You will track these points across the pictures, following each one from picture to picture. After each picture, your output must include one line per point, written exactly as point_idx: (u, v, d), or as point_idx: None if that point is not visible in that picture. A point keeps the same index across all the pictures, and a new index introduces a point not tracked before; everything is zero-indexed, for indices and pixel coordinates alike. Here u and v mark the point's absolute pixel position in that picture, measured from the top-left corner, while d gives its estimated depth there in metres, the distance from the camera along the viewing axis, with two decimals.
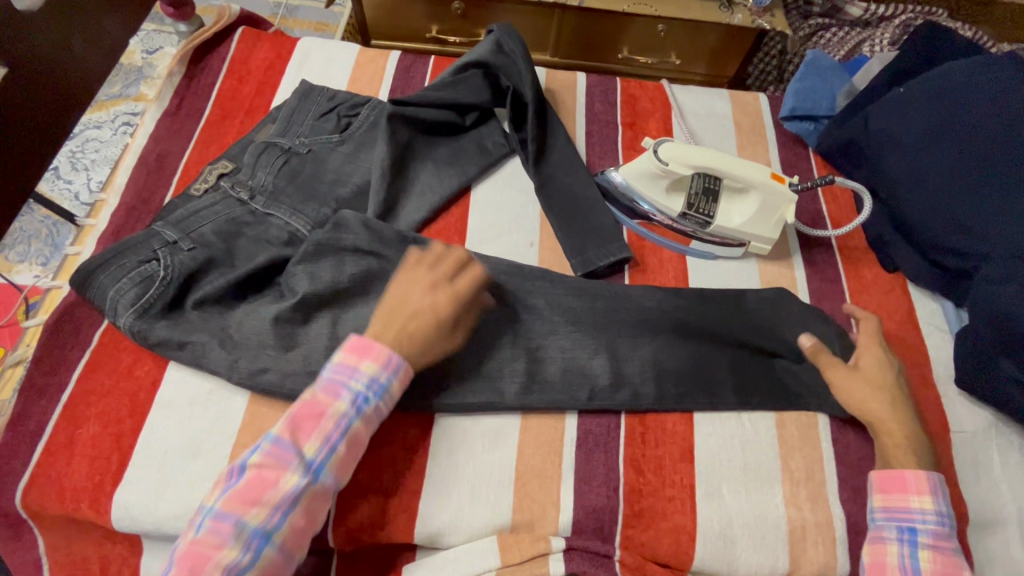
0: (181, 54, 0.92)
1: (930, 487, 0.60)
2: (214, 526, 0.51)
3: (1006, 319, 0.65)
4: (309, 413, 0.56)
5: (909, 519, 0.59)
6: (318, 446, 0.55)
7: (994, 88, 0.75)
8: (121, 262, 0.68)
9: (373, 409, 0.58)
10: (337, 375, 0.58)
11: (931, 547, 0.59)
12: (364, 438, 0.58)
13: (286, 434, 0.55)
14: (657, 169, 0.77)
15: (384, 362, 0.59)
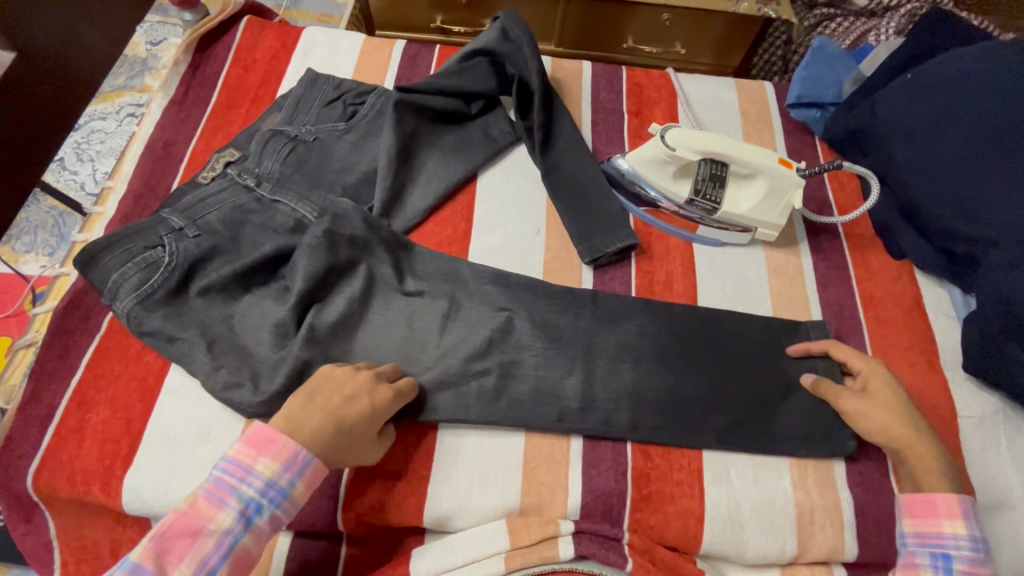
0: (187, 42, 0.92)
1: (962, 512, 0.58)
2: None
3: (1014, 303, 0.65)
4: (185, 529, 0.51)
5: (942, 544, 0.58)
6: (190, 570, 0.50)
7: (1004, 72, 0.75)
8: (127, 247, 0.68)
9: (265, 521, 0.53)
10: (226, 479, 0.53)
11: (965, 574, 0.57)
12: (253, 554, 0.53)
13: (154, 557, 0.49)
14: (664, 155, 0.77)
15: (284, 463, 0.54)
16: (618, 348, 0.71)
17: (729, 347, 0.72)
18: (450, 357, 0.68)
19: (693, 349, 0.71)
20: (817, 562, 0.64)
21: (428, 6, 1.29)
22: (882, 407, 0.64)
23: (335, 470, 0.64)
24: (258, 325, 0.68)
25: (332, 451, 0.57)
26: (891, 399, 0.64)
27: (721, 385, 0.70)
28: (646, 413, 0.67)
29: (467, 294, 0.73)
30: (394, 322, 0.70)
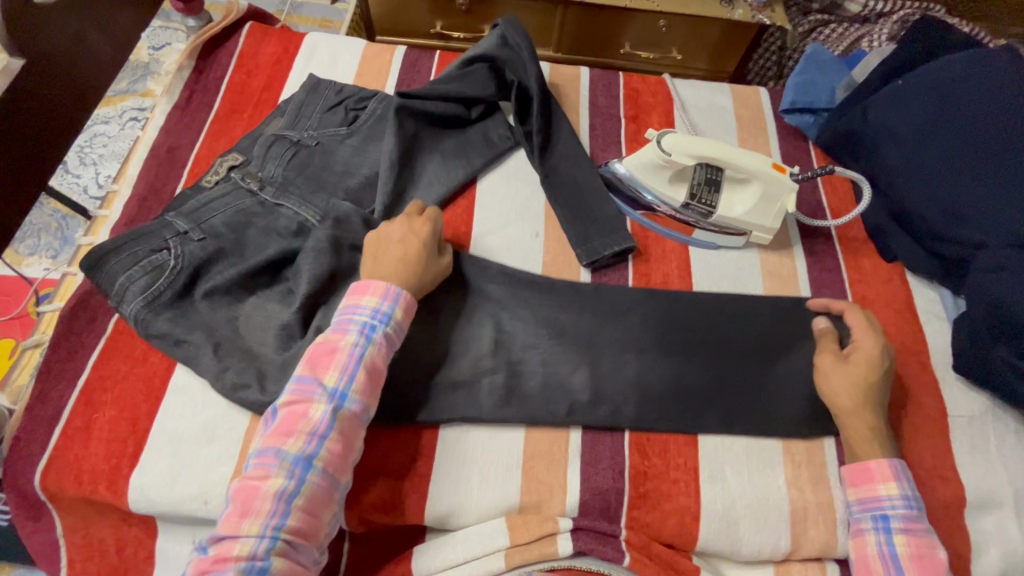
0: (190, 48, 0.93)
1: (893, 472, 0.62)
2: (259, 461, 0.56)
3: (1003, 305, 0.67)
4: (323, 351, 0.61)
5: (878, 506, 0.61)
6: (337, 375, 0.59)
7: (991, 79, 0.76)
8: (133, 250, 0.69)
9: (382, 336, 0.62)
10: (343, 314, 0.63)
11: (904, 531, 0.60)
12: (380, 366, 0.62)
13: (306, 372, 0.60)
14: (660, 160, 0.78)
15: (383, 293, 0.64)
16: (616, 348, 0.73)
17: (724, 348, 0.73)
18: (451, 357, 0.70)
19: (689, 350, 0.73)
20: (811, 558, 0.65)
21: (428, 12, 1.31)
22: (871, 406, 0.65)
23: None
24: (264, 326, 0.70)
25: (414, 276, 0.67)
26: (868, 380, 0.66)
27: (717, 385, 0.71)
28: (644, 412, 0.69)
29: (467, 295, 0.74)
30: None
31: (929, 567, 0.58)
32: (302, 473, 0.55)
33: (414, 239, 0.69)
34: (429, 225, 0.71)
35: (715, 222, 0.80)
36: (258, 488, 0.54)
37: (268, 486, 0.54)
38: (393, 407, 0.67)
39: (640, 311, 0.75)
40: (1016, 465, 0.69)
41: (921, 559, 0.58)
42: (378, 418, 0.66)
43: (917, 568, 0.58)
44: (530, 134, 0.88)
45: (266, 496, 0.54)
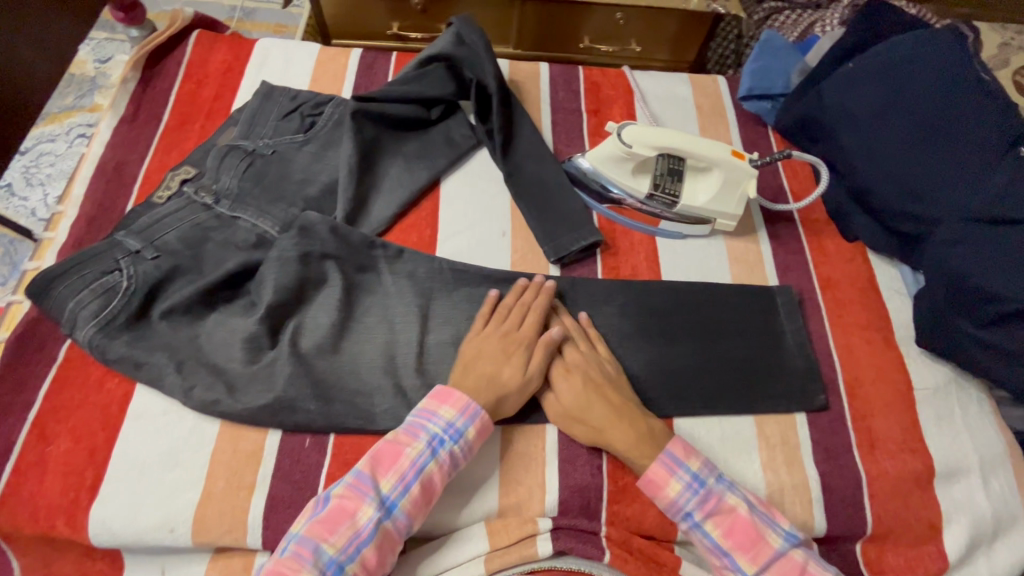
0: (135, 59, 0.90)
1: (667, 471, 0.62)
2: (295, 551, 0.54)
3: (961, 279, 0.69)
4: (390, 451, 0.59)
5: (679, 508, 0.61)
6: (394, 483, 0.58)
7: (935, 60, 0.78)
8: (83, 274, 0.66)
9: (449, 454, 0.60)
10: (418, 417, 0.61)
11: (710, 517, 0.61)
12: (437, 484, 0.59)
13: (367, 468, 0.58)
14: (621, 152, 0.78)
15: (462, 407, 0.61)
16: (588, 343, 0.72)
17: (694, 337, 0.74)
18: (423, 364, 0.69)
19: (660, 342, 0.73)
20: None
21: (384, 13, 1.29)
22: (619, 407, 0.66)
23: (311, 483, 0.62)
24: (227, 342, 0.67)
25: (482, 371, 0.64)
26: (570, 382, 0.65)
27: (689, 374, 0.71)
28: None
29: (436, 298, 0.73)
30: (364, 333, 0.70)
31: (741, 535, 0.60)
32: None
33: (506, 357, 0.66)
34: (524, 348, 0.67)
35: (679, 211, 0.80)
36: None
37: None
38: (365, 418, 0.65)
39: (610, 304, 0.75)
40: (980, 433, 0.71)
41: (733, 532, 0.60)
42: (351, 430, 0.65)
43: (735, 543, 0.60)
44: (492, 133, 0.87)
45: None
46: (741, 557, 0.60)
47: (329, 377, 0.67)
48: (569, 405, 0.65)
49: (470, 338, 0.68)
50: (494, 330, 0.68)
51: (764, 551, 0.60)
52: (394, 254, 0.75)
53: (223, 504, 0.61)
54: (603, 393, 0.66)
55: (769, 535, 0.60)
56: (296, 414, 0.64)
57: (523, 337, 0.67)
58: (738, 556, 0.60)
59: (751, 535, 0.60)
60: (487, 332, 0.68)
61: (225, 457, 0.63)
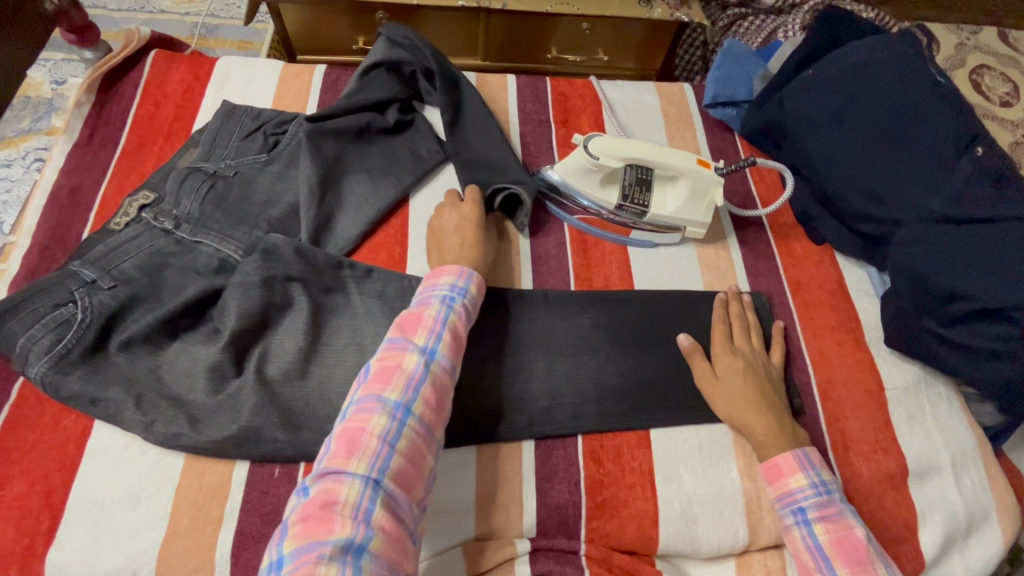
0: (88, 82, 0.87)
1: (797, 463, 0.62)
2: (359, 409, 0.55)
3: (923, 279, 0.70)
4: (410, 317, 0.62)
5: (793, 500, 0.61)
6: (426, 334, 0.60)
7: (891, 65, 0.80)
8: (34, 307, 0.64)
9: (462, 306, 0.64)
10: (423, 292, 0.65)
11: (821, 520, 0.60)
12: (463, 332, 0.63)
13: (395, 333, 0.60)
14: (588, 164, 0.78)
15: (458, 273, 0.66)
16: (563, 356, 0.72)
17: (669, 346, 0.73)
18: None
19: (634, 353, 0.73)
20: (769, 547, 0.65)
21: (349, 29, 1.28)
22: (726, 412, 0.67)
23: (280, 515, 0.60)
24: (189, 372, 0.65)
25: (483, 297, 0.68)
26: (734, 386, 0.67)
27: (664, 384, 0.71)
28: (593, 420, 0.68)
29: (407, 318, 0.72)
30: (332, 355, 0.68)
31: (851, 550, 0.58)
32: (403, 419, 0.54)
33: (468, 224, 0.74)
34: (477, 209, 0.76)
35: (649, 218, 0.80)
36: (362, 432, 0.53)
37: (371, 429, 0.53)
38: None
39: (585, 316, 0.74)
40: (950, 430, 0.72)
41: (842, 544, 0.59)
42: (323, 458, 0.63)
43: (840, 553, 0.58)
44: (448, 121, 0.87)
45: (371, 438, 0.52)
46: (842, 567, 0.58)
47: (296, 404, 0.65)
48: (728, 385, 0.68)
49: (435, 218, 0.76)
50: (452, 211, 0.76)
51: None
52: (363, 273, 0.74)
53: (188, 542, 0.58)
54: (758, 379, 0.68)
55: (878, 564, 0.58)
56: (263, 444, 0.62)
57: (472, 202, 0.76)
58: (838, 565, 0.58)
59: (861, 555, 0.58)
60: (446, 217, 0.76)
61: (190, 491, 0.61)
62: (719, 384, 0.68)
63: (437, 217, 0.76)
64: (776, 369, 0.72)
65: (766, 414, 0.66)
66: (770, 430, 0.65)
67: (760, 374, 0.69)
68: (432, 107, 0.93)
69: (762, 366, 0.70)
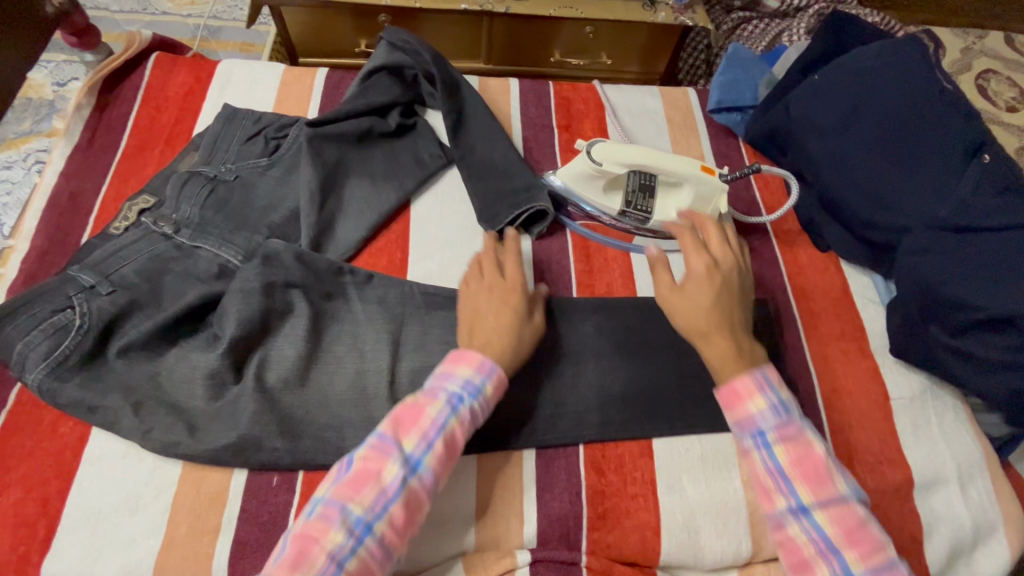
0: (89, 85, 0.87)
1: (756, 385, 0.58)
2: (322, 512, 0.53)
3: (930, 288, 0.69)
4: (409, 412, 0.58)
5: (752, 424, 0.58)
6: (416, 440, 0.56)
7: (898, 70, 0.79)
8: (33, 312, 0.63)
9: (468, 411, 0.59)
10: (434, 380, 0.60)
11: (781, 442, 0.57)
12: (460, 441, 0.58)
13: (387, 429, 0.57)
14: (592, 169, 0.79)
15: (478, 366, 0.60)
16: (566, 363, 0.71)
17: (672, 354, 0.73)
18: (395, 394, 0.67)
19: (637, 361, 0.72)
20: (773, 559, 0.65)
21: (351, 32, 1.27)
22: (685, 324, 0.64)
23: (278, 524, 0.60)
24: (187, 379, 0.64)
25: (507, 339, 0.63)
26: (697, 296, 0.64)
27: (667, 392, 0.70)
28: (595, 429, 0.67)
29: (408, 325, 0.71)
30: (332, 362, 0.68)
31: (810, 468, 0.56)
32: (361, 537, 0.52)
33: (508, 308, 0.65)
34: (518, 292, 0.67)
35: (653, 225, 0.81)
36: (314, 542, 0.51)
37: (325, 542, 0.51)
38: (334, 453, 0.63)
39: (587, 323, 0.74)
40: (957, 441, 0.71)
41: (803, 464, 0.56)
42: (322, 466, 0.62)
43: (801, 473, 0.56)
44: (451, 125, 0.86)
45: (321, 552, 0.50)
46: (803, 486, 0.55)
47: (296, 412, 0.65)
48: (686, 305, 0.64)
49: (468, 291, 0.68)
50: (487, 284, 0.68)
51: (827, 491, 0.56)
52: (364, 279, 0.73)
53: (185, 551, 0.58)
54: (722, 293, 0.64)
55: (837, 479, 0.56)
56: (262, 452, 0.61)
57: (513, 279, 0.68)
58: (799, 487, 0.56)
59: (821, 471, 0.56)
60: (482, 281, 0.68)
61: (188, 500, 0.60)
62: (677, 304, 0.64)
63: (468, 289, 0.68)
64: (741, 283, 0.67)
65: (726, 335, 0.61)
66: (730, 352, 0.61)
67: (724, 291, 0.64)
68: (433, 111, 0.93)
69: (725, 282, 0.65)
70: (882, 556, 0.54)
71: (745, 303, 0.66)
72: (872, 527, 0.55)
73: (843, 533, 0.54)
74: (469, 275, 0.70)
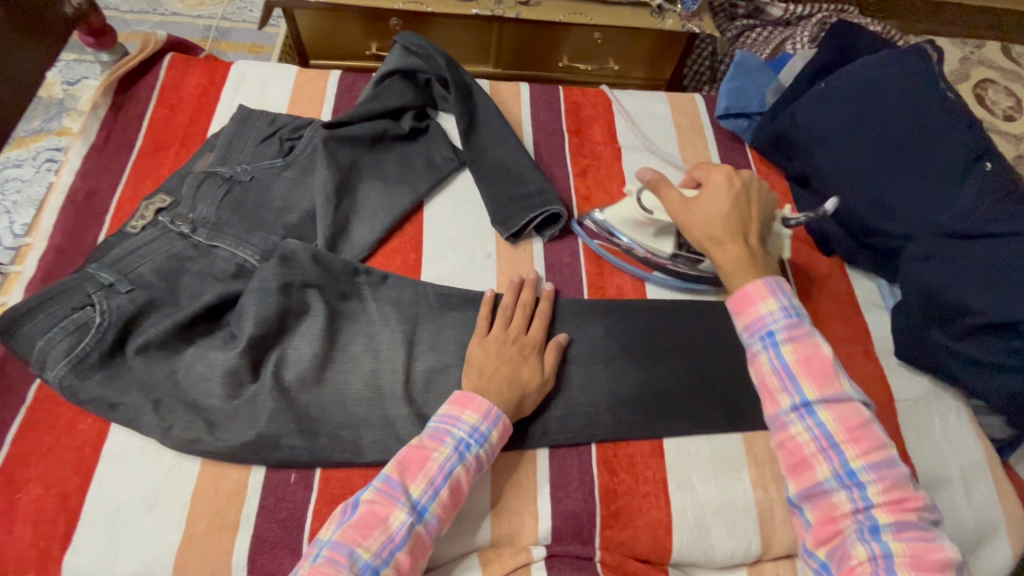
0: (106, 84, 0.88)
1: (767, 290, 0.63)
2: (330, 556, 0.54)
3: (935, 293, 0.71)
4: (416, 456, 0.59)
5: (762, 326, 0.62)
6: (423, 487, 0.58)
7: (902, 81, 0.81)
8: (52, 309, 0.64)
9: (474, 457, 0.60)
10: (441, 422, 0.62)
11: (790, 342, 0.61)
12: (465, 486, 0.60)
13: (395, 473, 0.58)
14: (641, 216, 0.77)
15: (484, 412, 0.62)
16: (578, 363, 0.72)
17: (683, 355, 0.74)
18: (411, 394, 0.68)
19: (647, 362, 0.73)
20: (781, 557, 0.66)
21: (363, 34, 1.28)
22: (703, 241, 0.68)
23: (296, 521, 0.60)
24: (205, 377, 0.65)
25: (519, 377, 0.66)
26: (716, 215, 0.68)
27: (678, 393, 0.71)
28: (607, 429, 0.68)
29: (423, 325, 0.72)
30: (348, 362, 0.68)
31: (817, 366, 0.60)
32: None
33: (521, 359, 0.67)
34: (533, 346, 0.69)
35: (704, 267, 0.78)
36: None
37: None
38: (351, 451, 0.64)
39: (598, 325, 0.75)
40: (959, 443, 0.72)
41: (809, 362, 0.60)
42: (339, 464, 0.63)
43: (807, 370, 0.59)
44: (464, 130, 0.87)
45: None
46: (808, 383, 0.59)
47: (313, 410, 0.65)
48: (707, 212, 0.68)
49: (482, 339, 0.69)
50: (502, 333, 0.69)
51: (832, 387, 0.59)
52: (379, 279, 0.74)
53: (204, 547, 0.58)
54: (741, 216, 0.69)
55: (841, 377, 0.60)
56: (280, 450, 0.62)
57: (530, 340, 0.70)
58: (804, 381, 0.59)
59: (827, 370, 0.59)
60: (493, 333, 0.70)
61: (206, 497, 0.61)
62: (699, 210, 0.69)
63: (481, 338, 0.69)
64: (760, 206, 0.71)
65: (739, 240, 0.67)
66: (743, 260, 0.66)
67: (744, 211, 0.69)
68: (445, 115, 0.93)
69: (744, 200, 0.70)
70: (883, 454, 0.57)
71: (762, 224, 0.70)
72: (875, 427, 0.58)
73: (845, 428, 0.57)
74: (482, 321, 0.71)
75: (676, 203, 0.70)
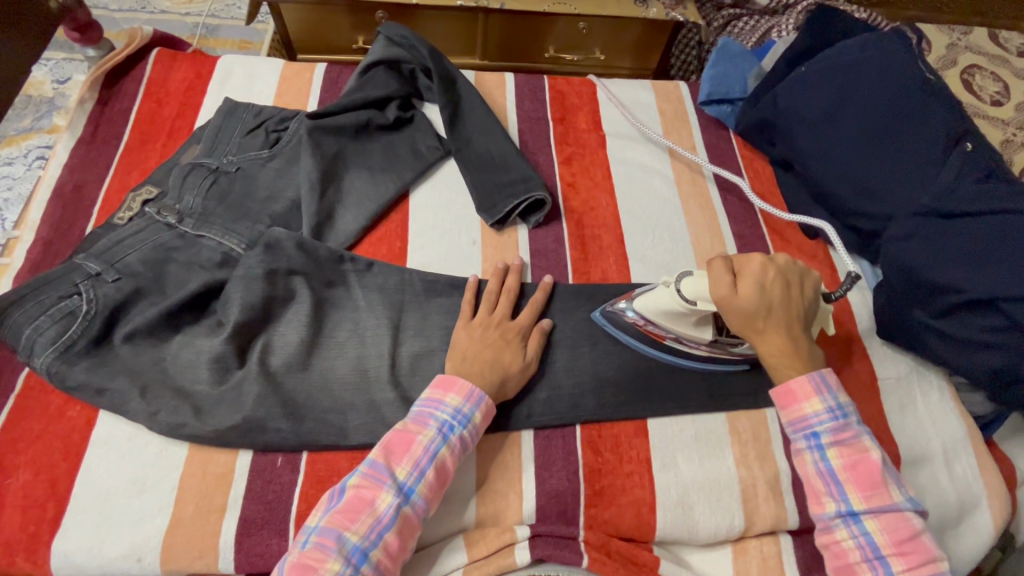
0: (92, 79, 0.88)
1: (813, 389, 0.63)
2: (319, 541, 0.54)
3: (916, 271, 0.71)
4: (400, 440, 0.60)
5: (807, 425, 0.62)
6: (409, 469, 0.58)
7: (883, 64, 0.81)
8: (40, 299, 0.64)
9: (458, 439, 0.61)
10: (424, 406, 0.62)
11: (835, 445, 0.61)
12: (450, 468, 0.61)
13: (380, 457, 0.59)
14: (683, 308, 0.66)
15: (467, 394, 0.63)
16: (562, 346, 0.73)
17: None
18: (396, 378, 0.68)
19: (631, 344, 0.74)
20: (764, 533, 0.66)
21: (350, 28, 1.29)
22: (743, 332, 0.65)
23: (282, 503, 0.61)
24: (193, 363, 0.66)
25: (502, 360, 0.67)
26: (759, 310, 0.63)
27: (661, 375, 0.72)
28: (592, 410, 0.69)
29: (408, 311, 0.73)
30: (334, 347, 0.69)
31: (864, 473, 0.60)
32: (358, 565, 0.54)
33: (504, 343, 0.68)
34: (518, 332, 0.70)
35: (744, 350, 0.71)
36: (314, 571, 0.53)
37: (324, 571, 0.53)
38: (337, 433, 0.64)
39: (583, 308, 0.76)
40: (941, 421, 0.73)
41: (856, 468, 0.60)
42: (325, 447, 0.64)
43: (853, 478, 0.60)
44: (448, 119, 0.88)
45: None
46: (854, 492, 0.60)
47: (299, 395, 0.66)
48: (748, 306, 0.63)
49: (466, 324, 0.70)
50: (487, 317, 0.70)
51: (881, 497, 0.59)
52: (364, 267, 0.75)
53: (192, 529, 0.59)
54: (782, 306, 0.64)
55: (891, 487, 0.60)
56: (266, 433, 0.63)
57: (514, 324, 0.70)
58: (850, 489, 0.60)
59: (875, 479, 0.60)
60: (476, 318, 0.70)
61: (194, 481, 0.61)
62: (738, 302, 0.63)
63: (464, 323, 0.70)
64: (802, 287, 0.66)
65: (780, 330, 0.64)
66: (784, 352, 0.64)
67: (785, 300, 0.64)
68: (430, 105, 0.94)
69: (784, 285, 0.65)
70: (931, 569, 0.57)
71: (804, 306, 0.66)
72: (925, 539, 0.58)
73: (894, 542, 0.58)
74: (466, 307, 0.72)
75: (722, 296, 0.64)
